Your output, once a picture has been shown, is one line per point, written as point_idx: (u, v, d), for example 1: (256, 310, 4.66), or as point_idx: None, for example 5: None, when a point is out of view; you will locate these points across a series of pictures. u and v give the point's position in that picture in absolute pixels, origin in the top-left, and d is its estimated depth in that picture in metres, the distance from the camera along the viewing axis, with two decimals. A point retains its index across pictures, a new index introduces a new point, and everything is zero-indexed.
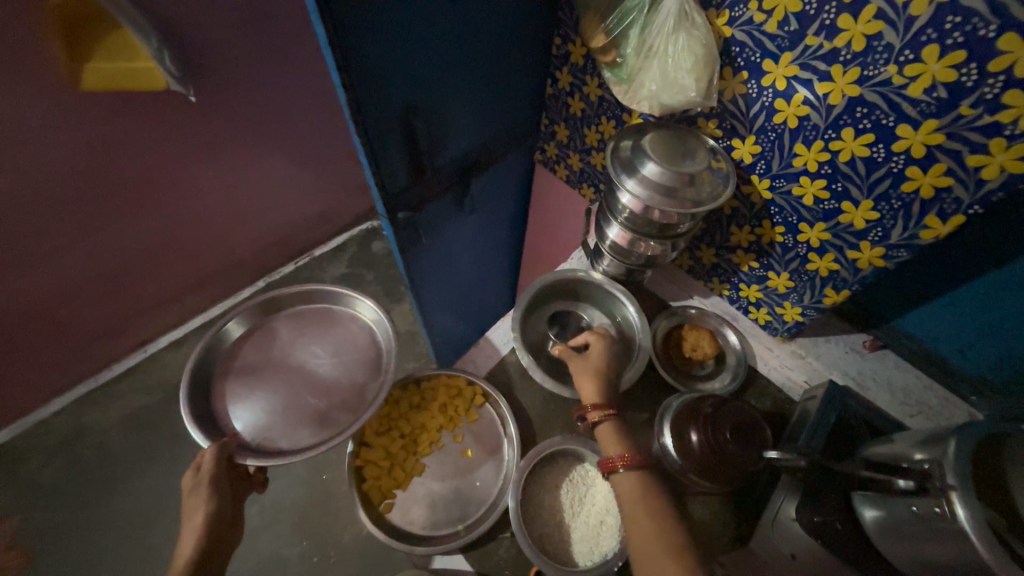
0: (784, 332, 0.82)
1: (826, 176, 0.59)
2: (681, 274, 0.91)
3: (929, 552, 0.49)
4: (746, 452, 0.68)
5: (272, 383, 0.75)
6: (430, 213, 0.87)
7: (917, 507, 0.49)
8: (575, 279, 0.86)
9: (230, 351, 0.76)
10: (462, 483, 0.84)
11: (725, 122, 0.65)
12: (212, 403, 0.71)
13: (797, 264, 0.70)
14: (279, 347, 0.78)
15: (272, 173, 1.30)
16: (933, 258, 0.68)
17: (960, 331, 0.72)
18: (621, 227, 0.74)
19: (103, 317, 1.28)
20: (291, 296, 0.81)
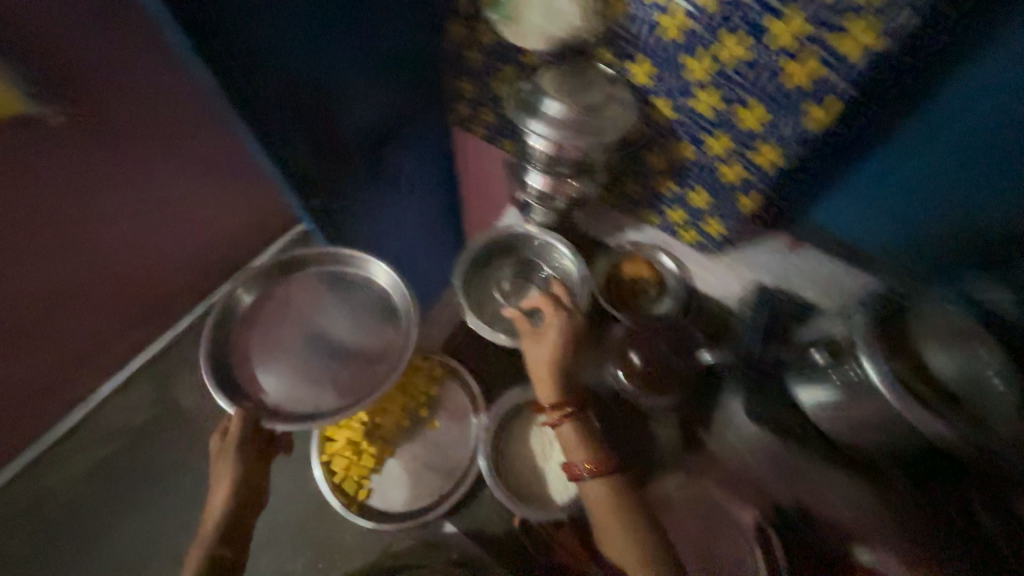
0: (716, 248, 0.83)
1: (717, 85, 0.60)
2: (611, 212, 0.91)
3: (857, 416, 0.58)
4: (681, 360, 0.82)
5: (295, 345, 0.79)
6: (348, 197, 0.83)
7: (838, 376, 0.58)
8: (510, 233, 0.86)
9: (245, 318, 0.78)
10: (435, 454, 0.85)
11: (616, 48, 0.64)
12: (238, 366, 0.75)
13: (711, 178, 0.72)
14: (298, 310, 0.81)
15: (176, 194, 1.14)
16: None
17: (864, 215, 0.76)
18: (543, 172, 0.74)
19: (23, 387, 1.15)
20: (306, 258, 0.81)
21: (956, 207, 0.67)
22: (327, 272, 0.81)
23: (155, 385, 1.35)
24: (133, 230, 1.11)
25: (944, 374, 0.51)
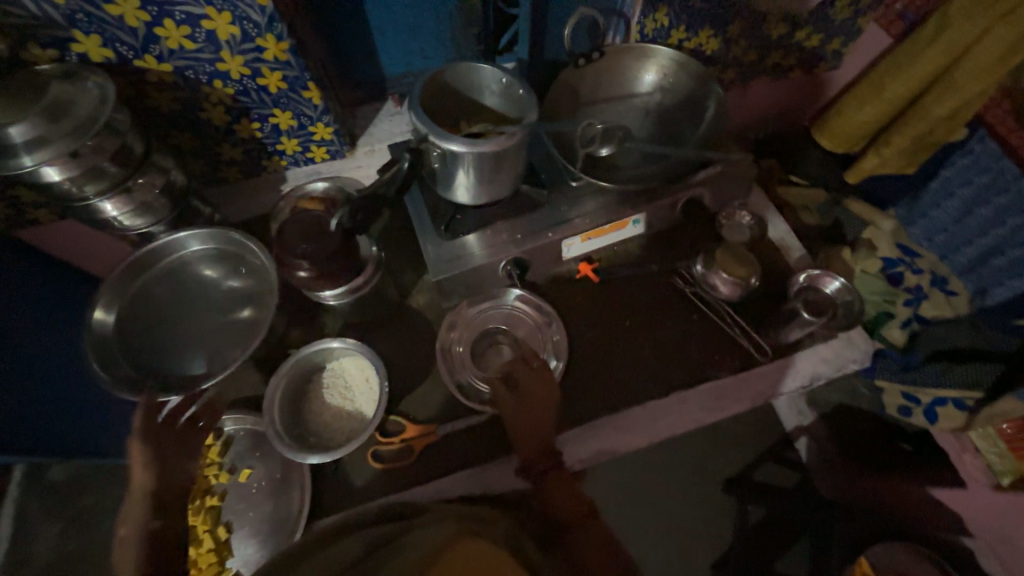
0: (345, 145, 0.88)
1: (163, 14, 0.60)
2: (247, 182, 0.88)
3: (462, 175, 0.70)
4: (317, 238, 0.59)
5: (188, 336, 0.73)
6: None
7: (436, 161, 0.69)
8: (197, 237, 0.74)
9: (119, 332, 0.69)
10: (267, 487, 0.71)
11: (41, 37, 0.60)
12: (138, 376, 0.67)
13: (265, 95, 0.73)
14: (173, 303, 0.74)
15: None
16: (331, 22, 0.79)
17: (411, 48, 0.88)
18: (110, 196, 0.65)
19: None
20: (142, 257, 0.72)
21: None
22: (175, 259, 0.74)
23: None
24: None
25: (484, 104, 0.75)
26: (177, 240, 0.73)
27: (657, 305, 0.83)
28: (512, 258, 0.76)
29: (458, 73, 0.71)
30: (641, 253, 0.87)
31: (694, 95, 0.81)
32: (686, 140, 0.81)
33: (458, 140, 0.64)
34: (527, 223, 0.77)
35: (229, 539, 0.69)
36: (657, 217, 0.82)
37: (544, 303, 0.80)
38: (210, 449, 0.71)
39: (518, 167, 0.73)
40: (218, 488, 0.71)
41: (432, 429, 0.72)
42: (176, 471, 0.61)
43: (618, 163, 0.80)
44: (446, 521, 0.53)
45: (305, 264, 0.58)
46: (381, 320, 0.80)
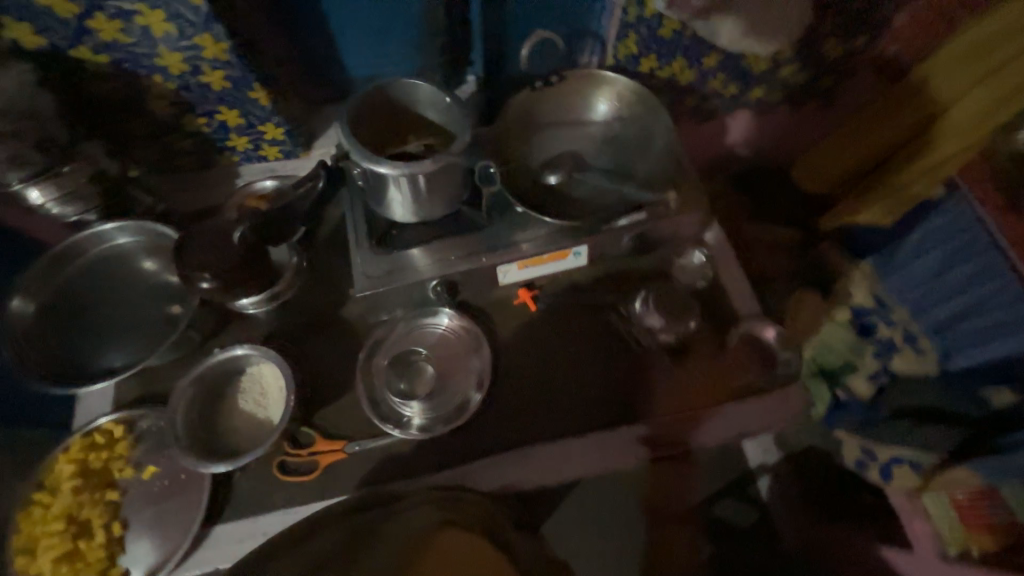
0: (299, 147, 0.86)
1: (96, 7, 0.60)
2: (199, 175, 0.85)
3: (391, 194, 0.68)
4: (223, 250, 0.59)
5: (104, 330, 0.72)
6: None
7: (362, 181, 0.68)
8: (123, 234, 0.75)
9: (39, 323, 0.70)
10: (169, 486, 0.69)
11: None
12: (51, 366, 0.67)
13: (209, 92, 0.72)
14: (95, 295, 0.74)
15: None
16: (289, 21, 0.80)
17: (375, 53, 0.87)
18: (33, 183, 0.65)
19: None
20: (68, 249, 0.73)
21: (400, 7, 0.80)
22: (103, 251, 0.75)
23: None
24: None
25: (428, 119, 0.74)
26: (101, 232, 0.74)
27: (593, 341, 0.81)
28: (440, 279, 0.74)
29: (397, 88, 0.69)
30: (585, 285, 0.84)
31: (648, 129, 0.79)
32: (636, 174, 0.78)
33: (385, 162, 0.62)
34: (463, 244, 0.75)
35: (123, 536, 0.67)
36: (602, 250, 0.79)
37: (474, 327, 0.78)
38: (120, 442, 0.71)
39: (455, 188, 0.72)
40: (121, 482, 0.70)
41: (338, 446, 0.71)
42: (87, 491, 0.68)
43: (564, 192, 0.78)
44: (420, 510, 0.62)
45: (206, 277, 0.58)
46: (309, 328, 0.79)
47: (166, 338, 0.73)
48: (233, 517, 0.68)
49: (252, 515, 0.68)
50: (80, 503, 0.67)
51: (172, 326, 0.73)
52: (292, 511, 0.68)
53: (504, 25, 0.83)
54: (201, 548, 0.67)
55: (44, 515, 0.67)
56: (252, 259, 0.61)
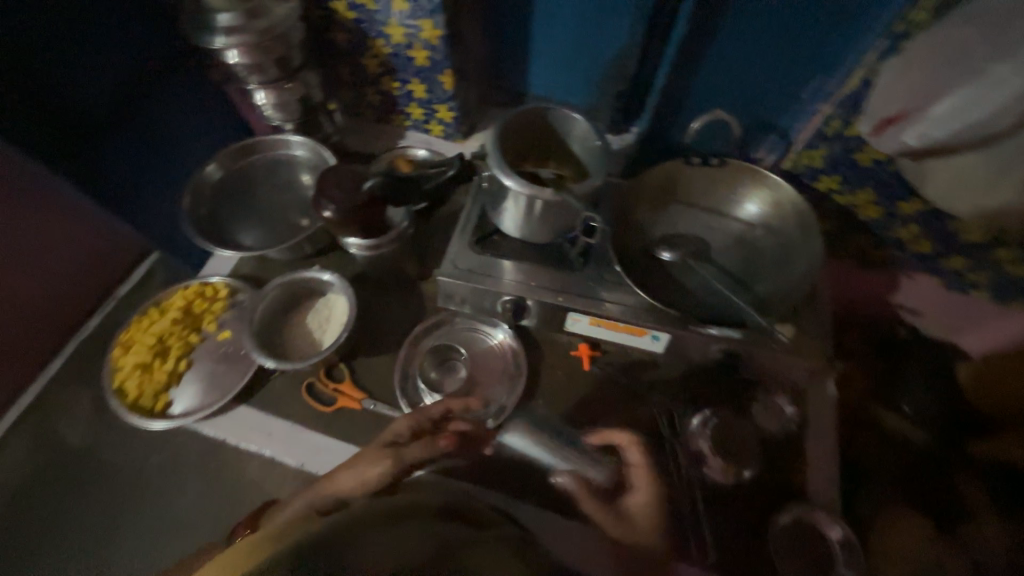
0: (458, 132, 0.97)
1: None
2: (375, 125, 1.00)
3: (507, 206, 0.70)
4: (352, 193, 0.66)
5: (251, 212, 0.87)
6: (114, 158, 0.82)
7: (489, 184, 0.72)
8: (298, 148, 0.90)
9: (215, 189, 0.87)
10: (233, 354, 0.82)
11: None
12: (207, 224, 0.83)
13: (412, 65, 0.84)
14: (257, 184, 0.90)
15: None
16: (499, 28, 0.87)
17: (558, 78, 0.92)
18: (262, 87, 0.81)
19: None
20: (256, 144, 0.89)
21: (595, 45, 0.82)
22: (279, 155, 0.91)
23: None
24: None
25: (573, 152, 0.76)
26: (288, 140, 0.90)
27: (627, 429, 0.75)
28: (513, 298, 0.74)
29: (557, 116, 0.72)
30: (646, 370, 0.79)
31: (791, 247, 0.71)
32: (756, 288, 0.69)
33: (515, 177, 0.64)
34: (547, 278, 0.74)
35: (183, 373, 0.81)
36: (683, 348, 0.73)
37: (523, 357, 0.80)
38: (220, 301, 0.86)
39: (566, 225, 0.71)
40: (203, 333, 0.84)
41: (358, 395, 0.76)
42: (180, 328, 0.83)
43: (671, 271, 0.72)
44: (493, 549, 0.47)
45: (331, 206, 0.66)
46: (390, 285, 0.87)
47: (287, 240, 0.86)
48: (258, 404, 0.79)
49: (268, 413, 0.78)
50: (172, 332, 0.82)
51: (296, 232, 0.86)
52: (298, 429, 0.77)
53: (691, 93, 0.82)
54: (222, 415, 0.78)
55: (148, 326, 0.84)
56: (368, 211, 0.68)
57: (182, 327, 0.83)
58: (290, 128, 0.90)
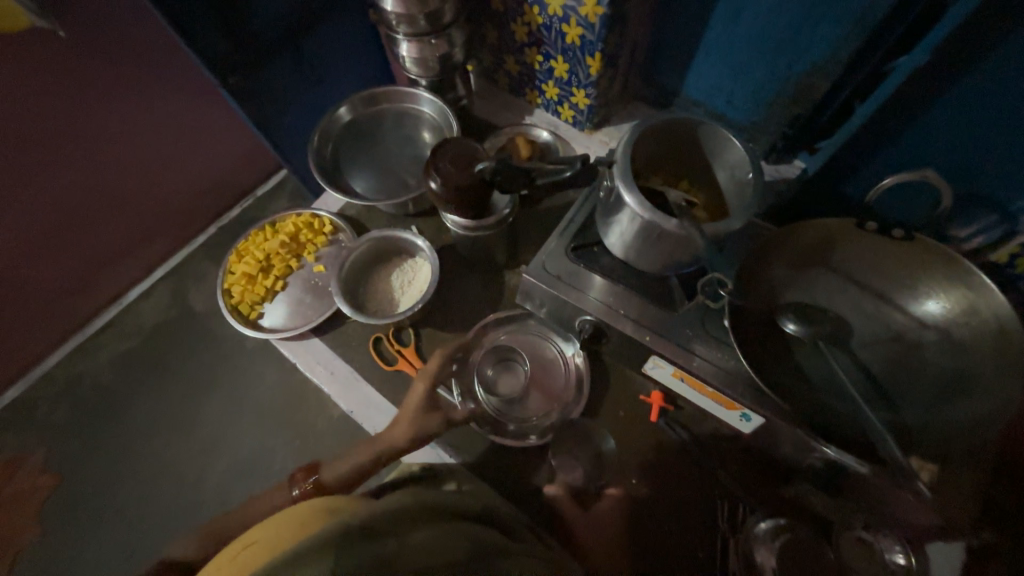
0: (588, 122, 0.89)
1: None
2: (507, 97, 0.96)
3: (618, 223, 0.62)
4: (461, 173, 0.63)
5: (368, 159, 0.90)
6: (272, 82, 0.88)
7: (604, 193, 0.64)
8: (426, 105, 0.90)
9: (343, 130, 0.90)
10: (323, 289, 0.88)
11: None
12: (330, 163, 0.87)
13: (561, 41, 0.77)
14: (380, 132, 0.91)
15: (180, 167, 1.28)
16: (670, 15, 0.75)
17: (722, 84, 0.78)
18: (408, 39, 0.79)
19: (53, 286, 1.23)
20: (389, 93, 0.90)
21: (787, 56, 0.68)
22: (407, 108, 0.91)
23: (173, 289, 1.42)
24: (137, 154, 1.17)
25: (715, 180, 0.66)
26: (420, 97, 0.90)
27: (679, 503, 0.68)
28: (594, 320, 0.68)
29: (708, 133, 0.62)
30: (722, 443, 0.69)
31: (970, 374, 0.54)
32: (899, 409, 0.55)
33: (638, 195, 0.56)
34: (639, 309, 0.66)
35: (277, 292, 0.88)
36: (774, 437, 0.63)
37: (587, 384, 0.73)
38: (323, 236, 0.91)
39: (680, 260, 0.62)
40: (302, 261, 0.91)
41: (418, 365, 0.78)
42: (285, 251, 0.89)
43: (792, 349, 0.60)
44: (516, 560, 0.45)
45: (438, 180, 0.64)
46: (476, 265, 0.85)
47: (392, 193, 0.87)
48: (330, 340, 0.83)
49: (335, 352, 0.82)
50: (278, 253, 0.89)
51: (403, 188, 0.87)
52: (356, 376, 0.80)
53: (890, 144, 0.63)
54: (297, 341, 0.83)
55: (261, 241, 0.92)
56: (470, 197, 0.65)
57: (287, 251, 0.89)
58: (424, 84, 0.89)
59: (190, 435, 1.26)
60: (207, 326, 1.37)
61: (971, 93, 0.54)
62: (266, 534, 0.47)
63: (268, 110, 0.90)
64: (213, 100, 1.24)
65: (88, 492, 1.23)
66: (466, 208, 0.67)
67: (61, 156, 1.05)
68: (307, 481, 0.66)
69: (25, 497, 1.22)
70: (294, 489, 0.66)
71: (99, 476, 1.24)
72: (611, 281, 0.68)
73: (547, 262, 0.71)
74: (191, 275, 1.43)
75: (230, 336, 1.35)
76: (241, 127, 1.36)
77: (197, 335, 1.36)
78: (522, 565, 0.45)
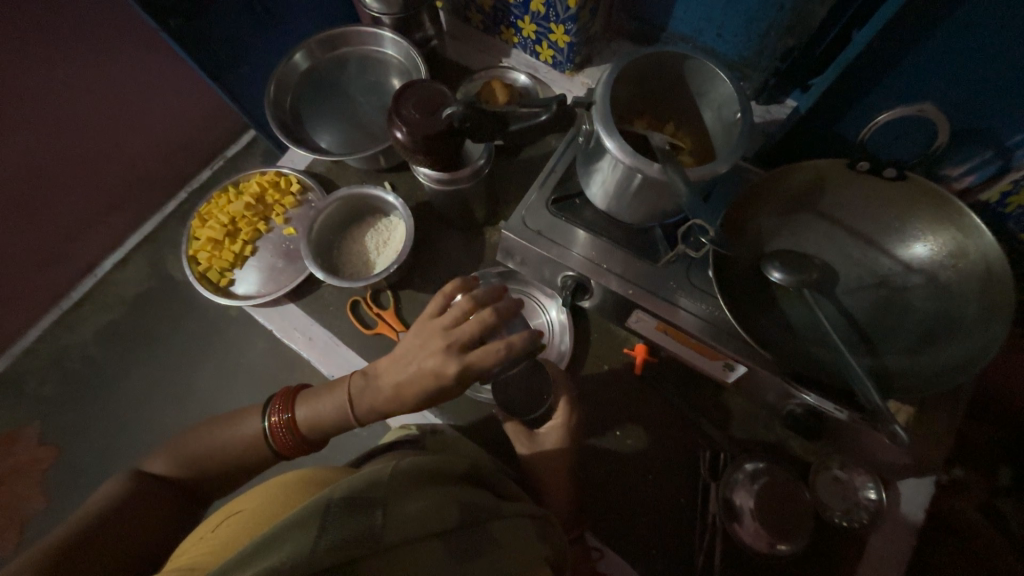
0: (569, 63, 0.83)
1: None
2: (481, 37, 0.89)
3: (597, 167, 0.59)
4: (429, 121, 0.58)
5: (331, 110, 0.83)
6: (221, 25, 0.79)
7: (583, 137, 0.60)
8: (388, 45, 0.82)
9: (302, 79, 0.82)
10: (296, 251, 0.84)
11: None
12: (292, 118, 0.81)
13: None
14: (343, 80, 0.84)
15: (138, 127, 1.19)
16: None
17: (712, 16, 0.72)
18: None
19: (18, 260, 1.16)
20: (346, 35, 0.82)
21: None
22: (371, 52, 0.84)
23: (148, 258, 1.36)
24: (88, 115, 1.07)
25: (702, 120, 0.62)
26: (384, 38, 0.82)
27: (663, 451, 0.69)
28: (576, 275, 0.66)
29: (695, 69, 0.57)
30: (705, 393, 0.70)
31: (954, 316, 0.53)
32: (882, 354, 0.54)
33: (618, 140, 0.52)
34: (622, 263, 0.63)
35: (248, 258, 0.85)
36: (759, 387, 0.63)
37: (570, 341, 0.73)
38: (291, 196, 0.85)
39: (663, 210, 0.59)
40: (271, 223, 0.86)
41: (398, 328, 0.75)
42: (251, 213, 0.85)
43: (776, 297, 0.58)
44: (501, 523, 0.45)
45: (403, 130, 0.58)
46: (456, 222, 0.81)
47: (360, 147, 0.81)
48: (308, 306, 0.81)
49: (311, 318, 0.80)
50: (243, 215, 0.84)
51: (372, 141, 0.82)
52: (334, 341, 0.78)
53: (891, 77, 0.58)
54: (274, 308, 0.81)
55: (225, 203, 0.86)
56: (438, 147, 0.60)
57: (253, 213, 0.85)
58: (387, 22, 0.80)
59: (183, 404, 1.26)
60: (186, 296, 1.32)
61: (979, 14, 0.50)
62: (249, 505, 0.46)
63: (219, 58, 0.82)
64: (165, 51, 1.13)
65: (85, 464, 1.23)
66: (437, 158, 0.62)
67: (5, 121, 0.95)
68: (282, 418, 0.56)
69: (26, 471, 1.22)
70: (266, 419, 0.56)
71: (98, 448, 1.24)
72: (593, 234, 0.65)
73: (531, 215, 0.67)
74: (165, 243, 1.37)
75: (213, 304, 1.31)
76: (199, 80, 1.24)
77: (178, 305, 1.32)
78: (514, 527, 0.45)
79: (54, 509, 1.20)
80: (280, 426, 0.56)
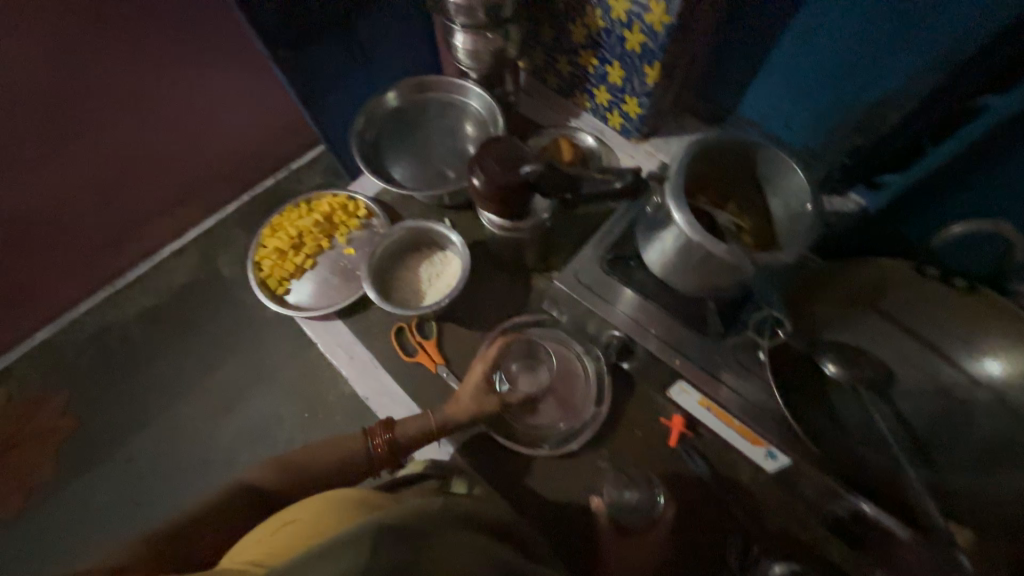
0: (636, 131, 0.87)
1: None
2: (556, 97, 0.94)
3: (660, 236, 0.60)
4: (504, 174, 0.62)
5: (408, 146, 0.89)
6: (323, 61, 0.88)
7: (649, 206, 0.61)
8: (471, 96, 0.89)
9: (388, 114, 0.90)
10: (352, 271, 0.89)
11: None
12: (371, 147, 0.88)
13: (620, 47, 0.75)
14: (424, 121, 0.91)
15: (223, 133, 1.30)
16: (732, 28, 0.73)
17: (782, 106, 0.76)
18: (463, 30, 0.77)
19: (89, 237, 1.26)
20: (436, 83, 0.90)
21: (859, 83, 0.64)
22: (454, 100, 0.91)
23: (204, 251, 1.44)
24: (184, 118, 1.19)
25: (767, 206, 0.63)
26: (468, 90, 0.89)
27: (690, 532, 0.66)
28: (622, 335, 0.66)
29: (767, 158, 0.60)
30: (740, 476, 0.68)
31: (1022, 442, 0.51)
32: (940, 469, 0.52)
33: (687, 214, 0.54)
34: (669, 330, 0.64)
35: (306, 270, 0.90)
36: (799, 479, 0.60)
37: (606, 403, 0.72)
38: (356, 219, 0.91)
39: (724, 284, 0.59)
40: (333, 242, 0.92)
41: (437, 359, 0.76)
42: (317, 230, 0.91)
43: (829, 391, 0.57)
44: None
45: (480, 178, 0.63)
46: (507, 264, 0.84)
47: (429, 182, 0.87)
48: (353, 323, 0.83)
49: (355, 337, 0.82)
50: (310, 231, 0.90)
51: (441, 178, 0.87)
52: (373, 363, 0.80)
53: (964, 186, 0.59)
54: (320, 321, 0.84)
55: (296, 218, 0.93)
56: (509, 197, 0.64)
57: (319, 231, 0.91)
58: (473, 75, 0.87)
59: (209, 395, 1.29)
60: (232, 292, 1.38)
61: None
62: (303, 516, 0.47)
63: (315, 88, 0.90)
64: (262, 72, 1.25)
65: (103, 440, 1.26)
66: (506, 206, 0.66)
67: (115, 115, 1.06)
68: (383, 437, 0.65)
69: (47, 436, 1.26)
70: (369, 442, 0.65)
71: (118, 425, 1.27)
72: (645, 298, 0.65)
73: (584, 268, 0.68)
74: (222, 240, 1.45)
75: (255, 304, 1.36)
76: (285, 100, 1.36)
77: (222, 300, 1.38)
78: None
79: (65, 478, 1.22)
80: (381, 445, 0.65)
